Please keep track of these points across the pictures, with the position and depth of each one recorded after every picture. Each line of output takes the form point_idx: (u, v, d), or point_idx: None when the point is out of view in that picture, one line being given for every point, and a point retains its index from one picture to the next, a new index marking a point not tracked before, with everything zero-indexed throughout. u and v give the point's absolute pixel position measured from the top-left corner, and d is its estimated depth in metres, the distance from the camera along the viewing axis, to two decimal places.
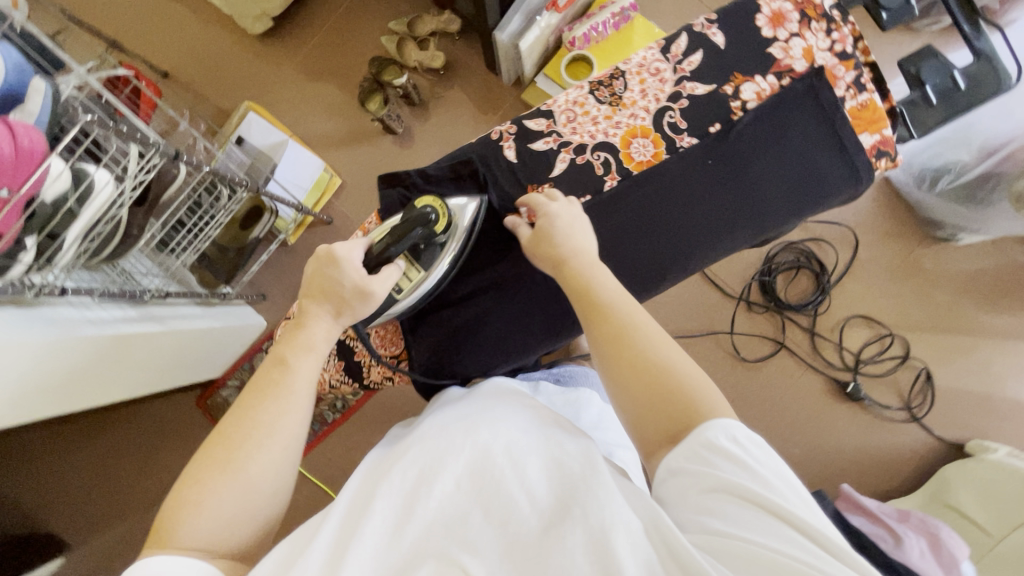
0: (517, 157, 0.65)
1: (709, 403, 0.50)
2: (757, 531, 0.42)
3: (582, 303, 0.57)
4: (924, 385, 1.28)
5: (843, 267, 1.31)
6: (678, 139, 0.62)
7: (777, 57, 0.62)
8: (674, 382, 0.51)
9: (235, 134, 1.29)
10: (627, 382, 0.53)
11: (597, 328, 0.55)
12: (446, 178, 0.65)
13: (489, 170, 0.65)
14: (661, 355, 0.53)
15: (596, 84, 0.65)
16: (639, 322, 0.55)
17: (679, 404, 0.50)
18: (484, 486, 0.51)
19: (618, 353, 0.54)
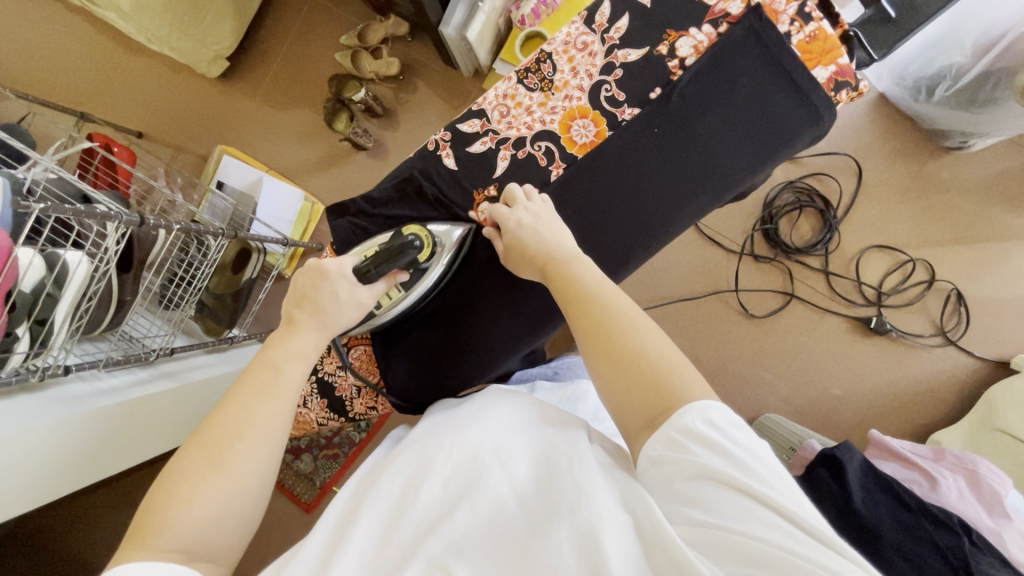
0: (457, 164, 0.66)
1: (688, 375, 0.48)
2: (743, 520, 0.39)
3: (562, 296, 0.55)
4: (957, 305, 1.21)
5: (849, 198, 1.24)
6: (618, 113, 0.61)
7: (709, 4, 0.59)
8: (644, 369, 0.48)
9: (215, 180, 1.32)
10: (600, 378, 0.50)
11: (576, 325, 0.53)
12: (395, 198, 0.67)
13: (433, 183, 0.66)
14: (631, 343, 0.50)
15: (525, 72, 0.64)
16: (611, 309, 0.52)
17: (649, 391, 0.47)
18: (471, 483, 0.47)
19: (596, 344, 0.51)
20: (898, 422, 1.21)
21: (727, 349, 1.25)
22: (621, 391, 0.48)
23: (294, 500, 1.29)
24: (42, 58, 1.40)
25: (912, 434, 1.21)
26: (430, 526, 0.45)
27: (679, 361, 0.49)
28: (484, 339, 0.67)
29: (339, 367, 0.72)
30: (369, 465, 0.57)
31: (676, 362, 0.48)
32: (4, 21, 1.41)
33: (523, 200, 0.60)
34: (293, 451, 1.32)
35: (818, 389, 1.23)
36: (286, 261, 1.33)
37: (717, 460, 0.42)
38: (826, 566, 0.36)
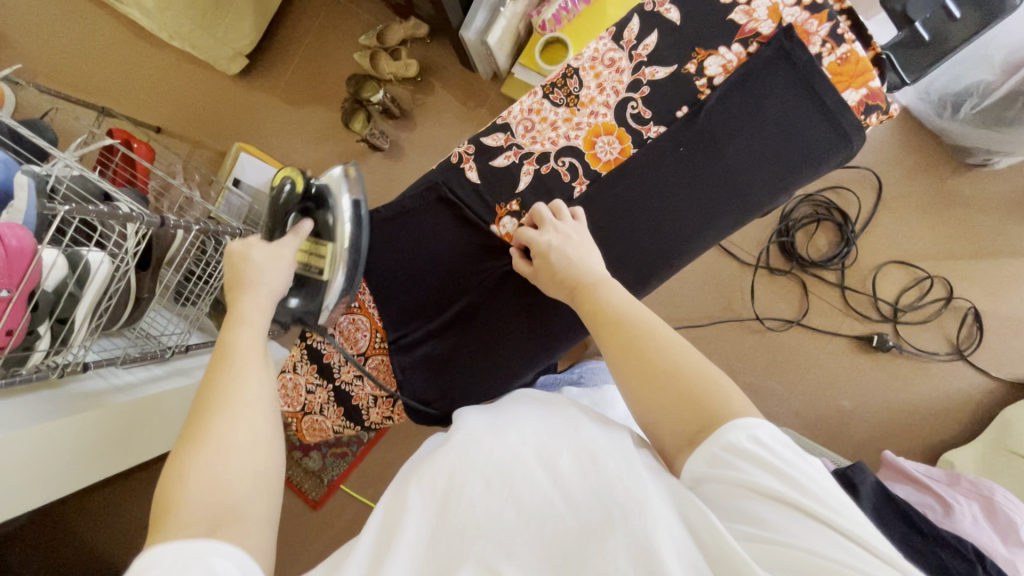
0: (481, 177, 0.65)
1: (723, 397, 0.47)
2: (805, 535, 0.38)
3: (595, 325, 0.54)
4: (973, 324, 1.20)
5: (868, 212, 1.22)
6: (644, 131, 0.60)
7: (739, 23, 0.57)
8: (684, 387, 0.48)
9: (231, 178, 1.33)
10: (632, 399, 0.50)
11: (608, 345, 0.53)
12: (418, 207, 0.68)
13: (455, 196, 0.66)
14: (667, 361, 0.49)
15: (550, 87, 0.63)
16: (645, 327, 0.52)
17: (685, 403, 0.47)
18: (512, 487, 0.46)
19: (627, 364, 0.51)
20: (910, 440, 1.20)
21: (739, 361, 1.24)
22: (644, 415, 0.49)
23: (303, 497, 1.31)
24: (62, 53, 1.42)
25: (924, 452, 1.20)
26: (478, 527, 0.45)
27: (719, 380, 0.48)
28: (504, 357, 0.67)
29: (356, 376, 0.71)
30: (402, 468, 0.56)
31: (708, 379, 0.48)
32: (27, 13, 1.42)
33: (551, 220, 0.60)
34: (302, 448, 1.33)
35: (831, 405, 1.22)
36: None
37: (767, 478, 0.41)
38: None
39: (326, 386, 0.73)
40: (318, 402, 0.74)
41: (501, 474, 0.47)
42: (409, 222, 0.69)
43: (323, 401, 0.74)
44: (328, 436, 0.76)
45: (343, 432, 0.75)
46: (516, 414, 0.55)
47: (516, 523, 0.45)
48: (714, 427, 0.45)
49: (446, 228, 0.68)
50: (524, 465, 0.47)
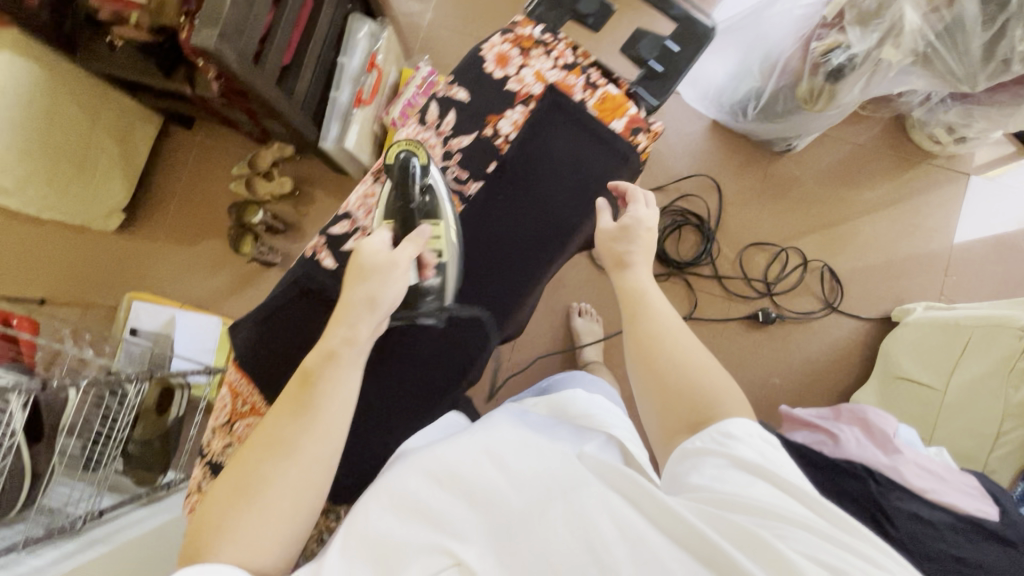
0: (336, 260, 0.67)
1: (735, 393, 0.57)
2: (767, 494, 0.45)
3: (626, 312, 0.64)
4: (832, 279, 1.36)
5: (716, 209, 1.40)
6: (465, 189, 0.70)
7: (515, 90, 0.70)
8: (703, 383, 0.57)
9: (128, 328, 1.33)
10: (648, 371, 0.60)
11: (636, 326, 0.62)
12: (285, 304, 0.67)
13: (316, 286, 0.67)
14: (689, 362, 0.59)
15: (377, 172, 0.70)
16: (673, 328, 0.61)
17: (694, 402, 0.57)
18: (465, 479, 0.50)
19: (653, 352, 0.60)
20: (817, 393, 1.33)
21: None
22: (674, 377, 0.58)
23: None
24: None
25: (834, 401, 1.32)
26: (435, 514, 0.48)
27: (728, 386, 0.58)
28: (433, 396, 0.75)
29: None
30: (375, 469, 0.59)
31: (727, 386, 0.58)
32: None
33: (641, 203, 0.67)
34: None
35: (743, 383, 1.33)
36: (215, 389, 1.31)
37: (755, 459, 0.49)
38: (834, 541, 0.41)
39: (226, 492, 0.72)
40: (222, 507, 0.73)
41: (455, 464, 0.51)
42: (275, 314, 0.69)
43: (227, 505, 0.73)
44: None
45: None
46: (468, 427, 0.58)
47: (467, 509, 0.48)
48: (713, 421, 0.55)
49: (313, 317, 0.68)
50: (476, 456, 0.51)
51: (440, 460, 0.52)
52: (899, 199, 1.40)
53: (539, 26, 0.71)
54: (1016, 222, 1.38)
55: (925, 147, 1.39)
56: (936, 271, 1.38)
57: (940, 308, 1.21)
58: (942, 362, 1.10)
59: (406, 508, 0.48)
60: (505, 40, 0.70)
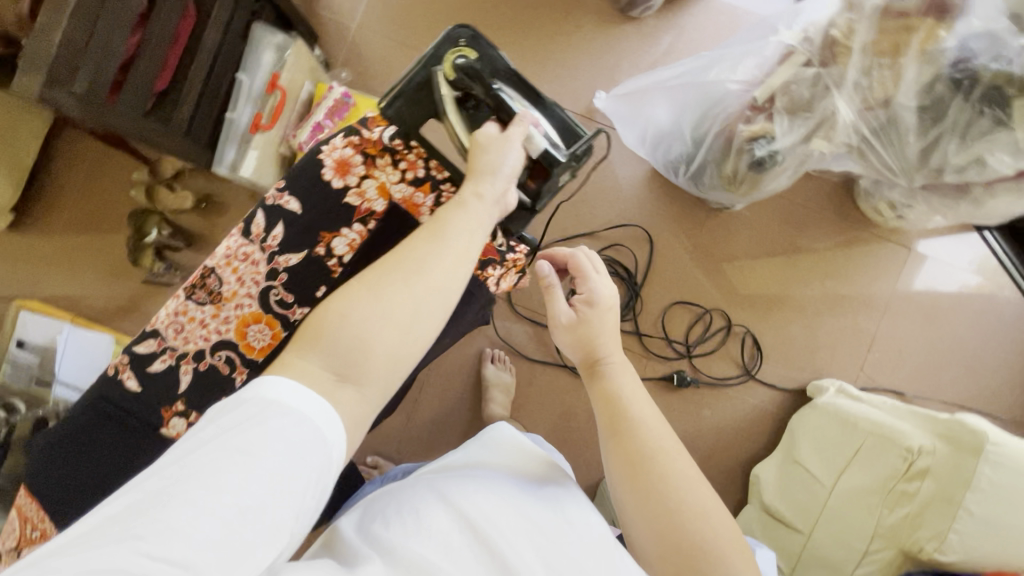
0: (139, 384, 0.61)
1: (733, 538, 0.54)
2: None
3: (611, 424, 0.60)
4: (753, 347, 1.33)
5: (646, 263, 1.33)
6: (290, 314, 0.62)
7: (354, 204, 0.62)
8: (695, 532, 0.53)
9: (15, 339, 1.25)
10: (632, 496, 0.56)
11: (617, 452, 0.58)
12: (87, 419, 0.62)
13: (115, 408, 0.62)
14: (682, 503, 0.55)
15: (192, 287, 0.62)
16: (672, 457, 0.57)
17: (686, 554, 0.53)
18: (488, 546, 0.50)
19: (641, 477, 0.56)
20: (723, 460, 1.32)
21: (561, 419, 1.32)
22: (670, 518, 0.54)
23: None
24: None
25: (739, 469, 1.32)
26: None
27: (730, 535, 0.54)
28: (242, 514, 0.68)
29: None
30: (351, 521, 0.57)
31: (723, 533, 0.54)
32: None
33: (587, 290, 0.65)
34: None
35: None
36: None
37: None
38: None
39: None
40: None
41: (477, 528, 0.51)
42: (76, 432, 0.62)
43: None
44: None
45: None
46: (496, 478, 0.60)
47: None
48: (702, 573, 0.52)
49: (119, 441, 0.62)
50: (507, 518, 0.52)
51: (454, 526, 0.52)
52: (835, 267, 1.35)
53: (390, 129, 0.62)
54: (951, 300, 1.34)
55: (870, 217, 1.32)
56: (862, 344, 1.34)
57: (849, 395, 1.18)
58: (834, 457, 1.09)
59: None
60: (348, 143, 0.62)
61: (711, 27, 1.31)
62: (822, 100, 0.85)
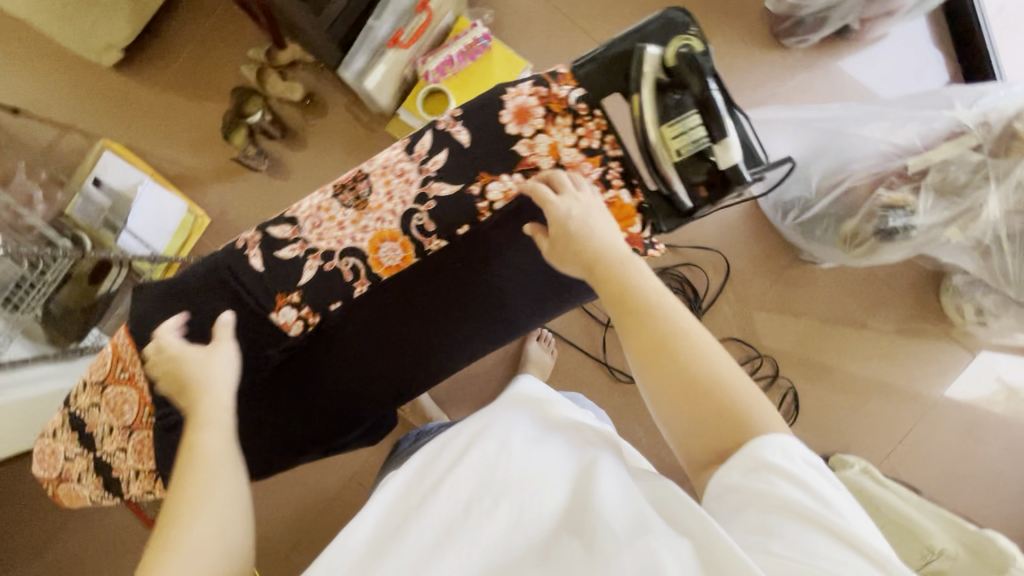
0: (263, 265, 0.61)
1: (757, 391, 0.47)
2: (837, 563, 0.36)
3: (622, 312, 0.50)
4: (791, 403, 1.32)
5: (715, 291, 1.32)
6: (427, 242, 0.62)
7: (522, 154, 0.61)
8: (725, 400, 0.45)
9: (92, 176, 1.24)
10: (652, 391, 0.47)
11: (633, 339, 0.49)
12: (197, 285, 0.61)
13: (232, 283, 0.61)
14: (700, 378, 0.46)
15: (341, 187, 0.61)
16: (687, 329, 0.48)
17: (719, 427, 0.45)
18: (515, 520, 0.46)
19: (660, 365, 0.47)
20: None
21: None
22: (698, 396, 0.46)
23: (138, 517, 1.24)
24: None
25: None
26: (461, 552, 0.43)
27: (751, 389, 0.47)
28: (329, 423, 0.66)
29: (119, 449, 0.62)
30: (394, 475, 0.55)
31: (753, 395, 0.46)
32: None
33: (572, 191, 0.58)
34: None
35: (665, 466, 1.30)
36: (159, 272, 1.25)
37: (801, 495, 0.40)
38: None
39: (68, 410, 0.63)
40: (54, 423, 0.63)
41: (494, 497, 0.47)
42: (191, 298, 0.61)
43: (60, 424, 0.63)
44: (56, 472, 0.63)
45: (76, 466, 0.63)
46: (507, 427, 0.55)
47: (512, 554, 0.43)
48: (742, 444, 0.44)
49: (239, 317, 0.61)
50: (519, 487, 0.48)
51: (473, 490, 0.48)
52: (896, 352, 1.32)
53: (580, 91, 0.61)
54: (1000, 420, 1.31)
55: (948, 315, 1.30)
56: (899, 435, 1.32)
57: (875, 478, 1.17)
58: None
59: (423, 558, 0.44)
60: (535, 93, 0.60)
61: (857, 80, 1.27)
62: (977, 190, 0.83)
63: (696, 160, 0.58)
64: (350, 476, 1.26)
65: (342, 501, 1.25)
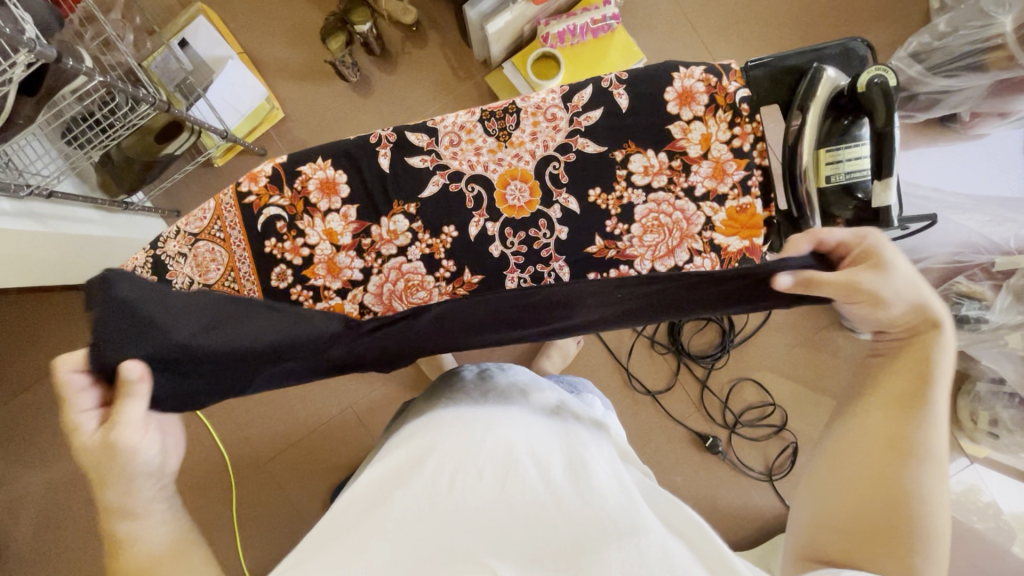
0: (391, 167, 0.68)
1: (942, 569, 0.46)
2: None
3: (884, 389, 0.54)
4: (790, 459, 1.30)
5: (750, 331, 1.33)
6: (555, 192, 0.67)
7: (674, 135, 0.66)
8: (908, 519, 0.47)
9: (179, 36, 1.20)
10: (854, 461, 0.51)
11: (876, 413, 0.52)
12: (330, 169, 0.68)
13: (362, 172, 0.68)
14: (866, 471, 0.50)
15: (490, 114, 0.68)
16: (929, 457, 0.49)
17: (881, 526, 0.47)
18: (508, 481, 0.48)
19: (887, 457, 0.49)
20: None
21: None
22: (896, 497, 0.48)
23: None
24: None
25: None
26: (461, 512, 0.46)
27: (938, 560, 0.46)
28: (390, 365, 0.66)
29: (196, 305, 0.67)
30: (385, 453, 0.59)
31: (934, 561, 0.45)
32: None
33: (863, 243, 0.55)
34: None
35: None
36: (221, 153, 1.25)
37: None
38: None
39: (152, 251, 0.68)
40: (133, 262, 0.68)
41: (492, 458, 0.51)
42: (160, 303, 0.59)
43: (139, 264, 0.68)
44: None
45: None
46: (508, 413, 0.59)
47: (505, 513, 0.45)
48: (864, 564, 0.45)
49: (253, 312, 0.61)
50: (518, 453, 0.52)
51: (478, 457, 0.51)
52: None
53: (744, 92, 0.64)
54: None
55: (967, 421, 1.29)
56: None
57: None
58: None
59: (423, 506, 0.47)
60: (703, 80, 0.64)
61: (952, 167, 1.24)
62: None
63: (843, 194, 0.62)
64: (350, 402, 1.25)
65: (335, 424, 1.25)
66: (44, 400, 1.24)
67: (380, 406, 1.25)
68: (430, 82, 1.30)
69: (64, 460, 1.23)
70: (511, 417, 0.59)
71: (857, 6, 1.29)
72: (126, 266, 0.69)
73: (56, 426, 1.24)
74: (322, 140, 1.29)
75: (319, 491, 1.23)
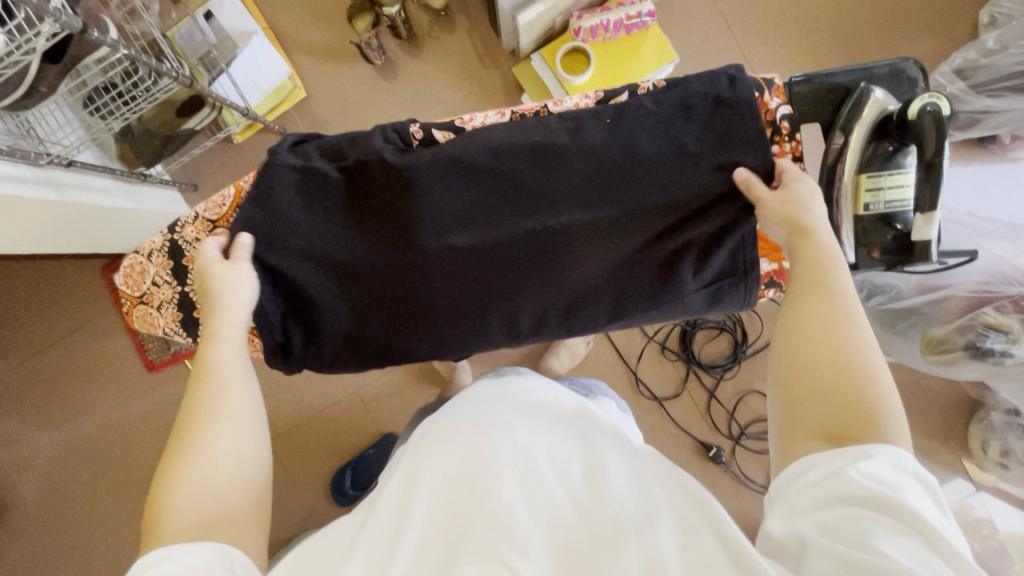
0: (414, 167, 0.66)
1: (897, 408, 0.46)
2: (907, 557, 0.36)
3: (800, 279, 0.54)
4: None
5: (763, 343, 1.32)
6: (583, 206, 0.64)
7: None
8: (847, 385, 0.47)
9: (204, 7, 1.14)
10: (784, 357, 0.51)
11: (802, 306, 0.52)
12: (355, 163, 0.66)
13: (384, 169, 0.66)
14: (827, 361, 0.49)
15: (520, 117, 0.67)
16: (845, 320, 0.50)
17: (828, 400, 0.47)
18: (528, 484, 0.46)
19: (813, 338, 0.50)
20: None
21: None
22: (838, 375, 0.48)
23: (143, 357, 1.24)
24: None
25: None
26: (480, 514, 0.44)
27: (885, 398, 0.46)
28: (409, 342, 0.67)
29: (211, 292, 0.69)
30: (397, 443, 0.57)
31: (882, 401, 0.46)
32: None
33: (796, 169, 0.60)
34: None
35: None
36: (242, 129, 1.25)
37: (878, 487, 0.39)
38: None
39: (170, 235, 0.70)
40: (151, 245, 0.70)
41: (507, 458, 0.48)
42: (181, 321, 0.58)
43: (158, 247, 0.70)
44: (141, 292, 0.70)
45: (163, 292, 0.70)
46: (522, 405, 0.57)
47: (527, 518, 0.44)
48: (858, 441, 0.44)
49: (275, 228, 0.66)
50: (538, 459, 0.48)
51: (495, 456, 0.48)
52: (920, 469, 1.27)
53: (786, 110, 0.62)
54: None
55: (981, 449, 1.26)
56: None
57: None
58: None
59: (444, 514, 0.46)
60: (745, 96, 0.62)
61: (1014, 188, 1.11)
62: None
63: (882, 223, 0.59)
64: (356, 387, 1.26)
65: (340, 408, 1.25)
66: (56, 366, 1.25)
67: (386, 394, 1.25)
68: (455, 68, 1.27)
69: (72, 427, 1.25)
70: (523, 408, 0.56)
71: (900, 17, 1.24)
72: (145, 248, 0.71)
73: (67, 392, 1.25)
74: (343, 121, 1.27)
75: (321, 473, 1.24)
